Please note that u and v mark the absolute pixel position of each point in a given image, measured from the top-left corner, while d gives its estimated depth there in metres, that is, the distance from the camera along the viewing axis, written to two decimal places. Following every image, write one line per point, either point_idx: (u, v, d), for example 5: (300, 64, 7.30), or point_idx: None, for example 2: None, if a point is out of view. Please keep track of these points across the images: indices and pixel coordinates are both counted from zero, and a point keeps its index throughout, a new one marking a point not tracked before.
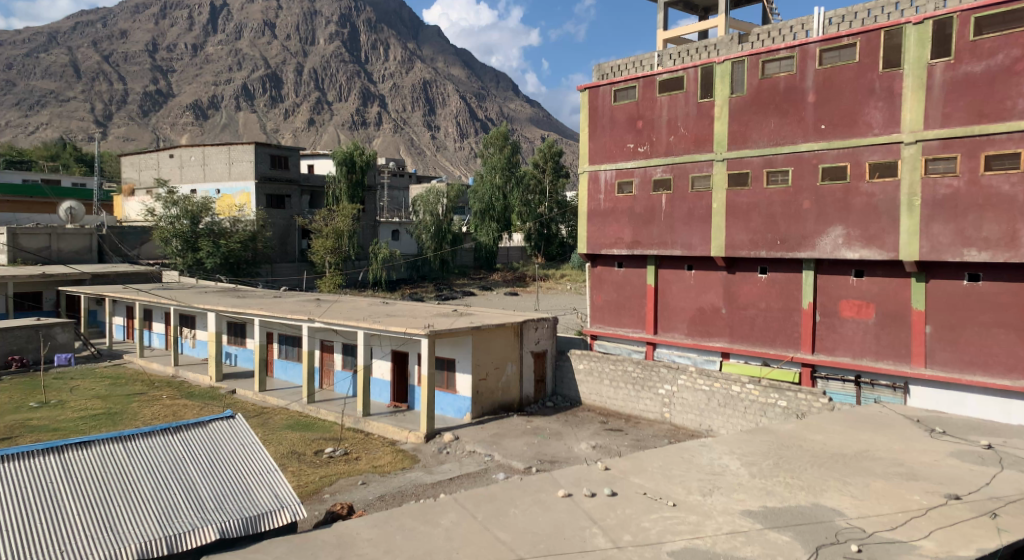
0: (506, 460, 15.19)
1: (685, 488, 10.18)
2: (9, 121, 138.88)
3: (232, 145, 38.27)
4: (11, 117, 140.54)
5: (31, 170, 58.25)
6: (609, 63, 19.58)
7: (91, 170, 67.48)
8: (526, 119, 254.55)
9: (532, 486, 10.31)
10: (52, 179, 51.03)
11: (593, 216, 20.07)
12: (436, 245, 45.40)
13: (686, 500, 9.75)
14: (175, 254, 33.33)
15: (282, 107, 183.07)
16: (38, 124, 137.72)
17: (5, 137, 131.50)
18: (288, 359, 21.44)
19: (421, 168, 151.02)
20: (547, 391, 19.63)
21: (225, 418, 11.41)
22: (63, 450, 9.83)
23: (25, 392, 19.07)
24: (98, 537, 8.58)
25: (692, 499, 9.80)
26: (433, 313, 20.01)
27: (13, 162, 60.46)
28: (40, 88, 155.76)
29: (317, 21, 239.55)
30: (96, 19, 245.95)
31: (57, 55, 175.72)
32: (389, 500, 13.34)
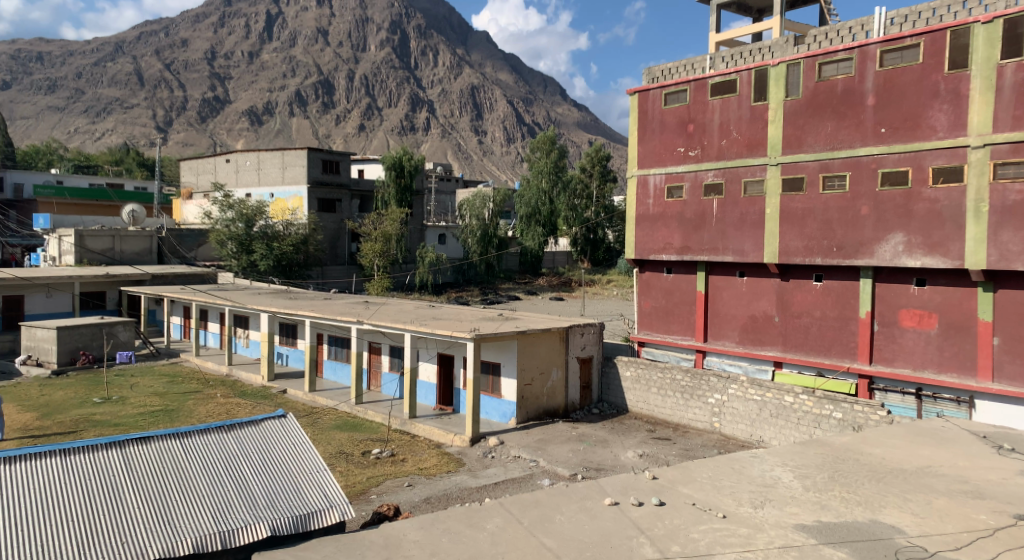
0: (551, 467, 15.11)
1: (735, 500, 9.96)
2: (78, 127, 145.69)
3: (285, 150, 39.21)
4: (80, 124, 147.36)
5: (98, 175, 60.89)
6: (660, 66, 19.40)
7: (153, 175, 70.03)
8: (572, 123, 254.19)
9: (578, 493, 10.22)
10: (117, 183, 53.20)
11: (641, 220, 19.86)
12: (482, 249, 45.64)
13: (737, 512, 9.52)
14: (230, 257, 34.32)
15: (332, 112, 186.88)
16: (104, 130, 144.14)
17: (74, 143, 137.94)
18: (337, 360, 21.80)
19: (467, 172, 152.05)
20: (593, 398, 19.46)
21: (277, 417, 11.62)
22: (124, 445, 10.16)
23: (89, 388, 19.83)
24: (156, 530, 8.86)
25: (743, 511, 9.57)
26: (479, 317, 20.07)
27: (82, 166, 63.30)
28: (106, 96, 162.90)
29: (368, 28, 244.29)
30: (159, 30, 255.94)
31: (122, 64, 183.47)
32: (435, 503, 13.41)
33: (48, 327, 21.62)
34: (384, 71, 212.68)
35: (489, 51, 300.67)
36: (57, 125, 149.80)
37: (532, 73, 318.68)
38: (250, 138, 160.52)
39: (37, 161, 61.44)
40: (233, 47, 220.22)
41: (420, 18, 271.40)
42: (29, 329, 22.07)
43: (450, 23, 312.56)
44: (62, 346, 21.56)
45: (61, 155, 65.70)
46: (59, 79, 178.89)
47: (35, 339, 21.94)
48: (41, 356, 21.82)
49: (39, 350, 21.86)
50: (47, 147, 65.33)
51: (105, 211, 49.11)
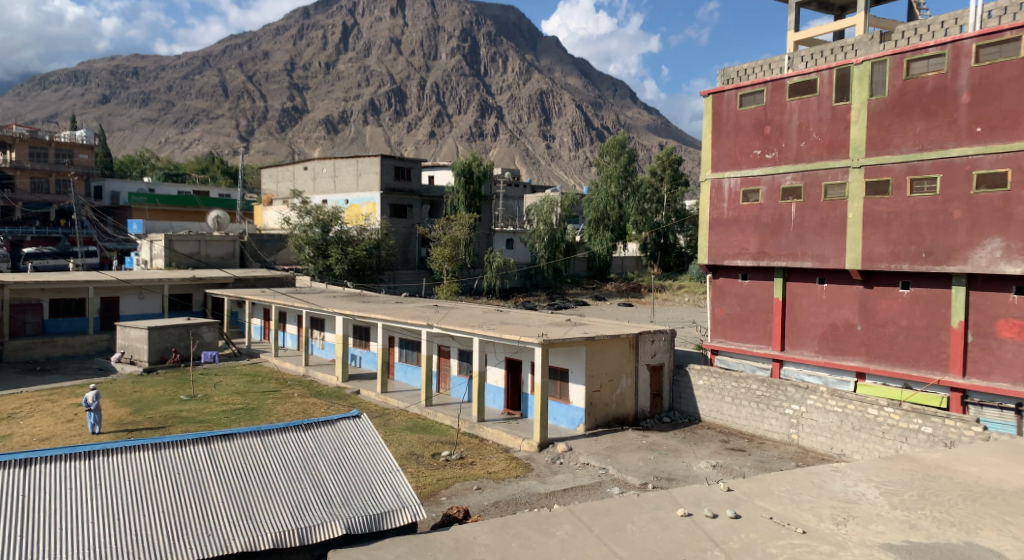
0: (621, 475, 14.92)
1: (816, 515, 9.57)
2: (169, 137, 154.53)
3: (359, 157, 40.28)
4: (170, 135, 156.23)
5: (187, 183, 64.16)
6: (735, 67, 18.94)
7: (236, 182, 73.10)
8: (642, 126, 251.45)
9: (650, 503, 10.06)
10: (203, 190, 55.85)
11: (715, 225, 19.42)
12: (550, 254, 45.57)
13: (818, 528, 9.15)
14: (308, 261, 35.51)
15: (403, 121, 191.01)
16: (192, 141, 152.58)
17: (165, 152, 146.36)
18: (407, 362, 22.21)
19: (536, 177, 152.52)
20: (663, 406, 19.09)
21: (351, 417, 11.91)
22: (210, 442, 10.59)
23: (177, 386, 20.83)
24: (239, 525, 9.22)
25: (825, 527, 9.20)
26: (547, 322, 20.00)
27: (172, 174, 66.76)
28: (194, 109, 171.88)
29: (438, 37, 248.68)
30: (242, 44, 268.26)
31: (207, 77, 193.34)
32: (504, 507, 13.42)
33: (140, 327, 22.85)
34: (453, 78, 215.90)
35: (558, 56, 300.77)
36: (149, 136, 159.05)
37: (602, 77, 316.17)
38: (326, 146, 166.24)
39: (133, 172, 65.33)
40: (310, 59, 228.42)
41: (489, 24, 273.59)
42: (124, 328, 23.42)
43: (521, 29, 313.04)
44: (153, 346, 22.73)
45: (153, 165, 69.62)
46: (152, 93, 190.01)
47: (129, 338, 23.23)
48: (134, 354, 23.08)
49: (132, 349, 23.13)
50: (142, 157, 69.38)
51: (194, 218, 51.61)
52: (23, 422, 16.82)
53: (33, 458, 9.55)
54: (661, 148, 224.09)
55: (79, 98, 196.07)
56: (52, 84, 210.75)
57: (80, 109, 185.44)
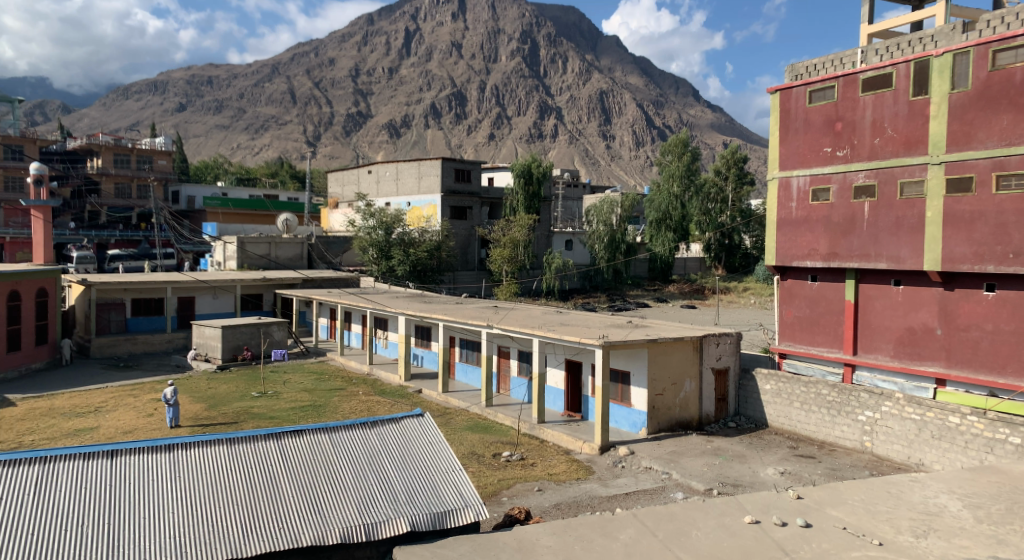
0: (685, 480, 14.64)
1: (894, 527, 9.23)
2: (240, 143, 160.85)
3: (421, 160, 40.88)
4: (241, 141, 162.57)
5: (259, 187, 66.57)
6: (804, 62, 18.35)
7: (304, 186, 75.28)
8: (704, 124, 246.67)
9: (716, 509, 9.94)
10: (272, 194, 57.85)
11: (783, 225, 18.90)
12: (610, 256, 45.21)
13: (895, 541, 8.84)
14: (372, 262, 36.31)
15: (464, 123, 192.93)
16: (261, 146, 158.37)
17: (237, 158, 152.50)
18: (468, 362, 22.42)
19: (596, 178, 151.67)
20: (729, 411, 18.66)
21: (415, 416, 12.10)
22: (281, 437, 10.88)
23: (248, 383, 21.59)
24: (308, 519, 9.47)
25: (903, 539, 8.86)
26: (608, 323, 19.80)
27: (244, 180, 69.56)
28: (263, 117, 178.43)
29: (498, 39, 250.10)
30: (309, 52, 276.76)
31: (275, 85, 200.09)
32: (565, 509, 13.36)
33: (214, 326, 23.74)
34: (512, 80, 216.71)
35: (619, 56, 297.97)
36: (223, 143, 165.75)
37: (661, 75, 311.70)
38: (388, 150, 169.71)
39: (207, 177, 68.17)
40: (372, 65, 233.53)
41: (548, 25, 273.28)
42: (199, 327, 24.37)
43: (580, 29, 311.46)
44: (226, 344, 23.61)
45: (226, 170, 72.44)
46: (224, 101, 198.12)
47: (204, 337, 24.18)
48: (208, 352, 24.00)
49: (206, 346, 24.06)
50: (215, 162, 72.19)
51: (264, 220, 53.49)
52: (107, 415, 17.74)
53: (118, 449, 9.95)
54: (724, 146, 219.33)
55: (157, 107, 206.09)
56: (134, 94, 222.13)
57: (158, 117, 194.89)
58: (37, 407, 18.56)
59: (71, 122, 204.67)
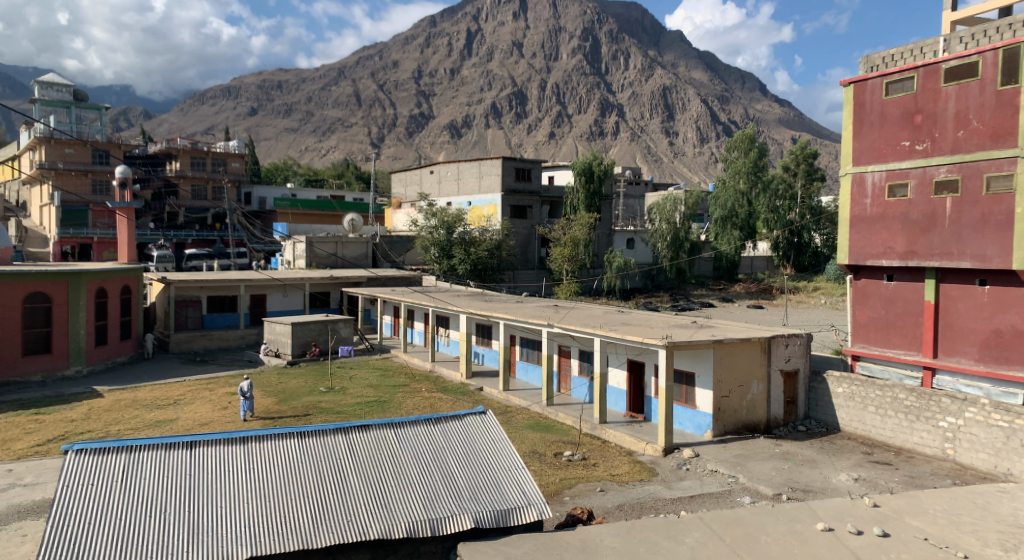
0: (752, 484, 14.28)
1: (980, 541, 10.00)
2: (307, 146, 166.06)
3: (482, 160, 41.17)
4: (308, 143, 167.65)
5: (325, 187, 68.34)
6: (880, 53, 17.66)
7: (368, 186, 76.83)
8: (772, 119, 239.46)
9: (788, 515, 10.80)
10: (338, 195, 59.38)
11: (857, 222, 18.21)
12: (673, 255, 44.55)
13: (982, 555, 9.59)
14: (433, 261, 36.81)
15: (524, 123, 193.44)
16: (328, 149, 163.11)
17: (305, 160, 157.60)
18: (528, 361, 22.45)
19: (658, 176, 149.50)
20: (798, 414, 18.08)
21: (479, 413, 12.19)
22: (349, 432, 11.13)
23: (317, 378, 22.20)
24: (375, 512, 9.66)
25: (990, 554, 9.62)
26: (672, 323, 19.47)
27: (312, 182, 71.68)
28: (328, 120, 183.46)
29: (560, 37, 249.42)
30: (373, 55, 282.70)
31: (341, 89, 205.38)
32: (628, 510, 13.22)
33: (285, 323, 24.47)
34: (573, 78, 215.66)
35: (681, 51, 292.63)
36: (291, 145, 171.19)
37: (726, 69, 303.95)
38: (449, 149, 171.67)
39: (278, 178, 70.40)
40: (434, 66, 236.71)
41: (609, 22, 270.88)
42: (270, 323, 25.16)
43: (641, 24, 306.88)
44: (296, 340, 24.33)
45: (295, 171, 74.65)
46: (293, 105, 204.81)
47: (274, 333, 24.94)
48: (279, 347, 24.74)
49: (277, 342, 24.81)
50: (285, 164, 74.49)
51: (330, 220, 55.00)
52: (186, 407, 18.55)
53: (197, 440, 10.35)
54: (793, 142, 212.35)
55: (230, 112, 214.41)
56: (209, 101, 232.35)
57: (231, 122, 202.90)
58: (122, 398, 19.56)
59: (150, 128, 215.10)
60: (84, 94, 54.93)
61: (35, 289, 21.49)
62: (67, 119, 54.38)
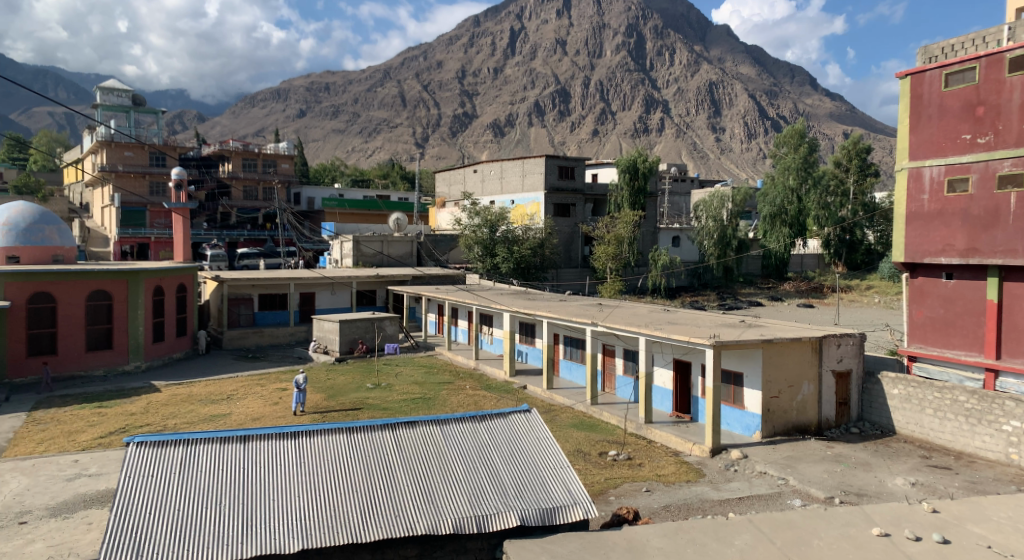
0: (803, 487, 13.96)
1: None
2: (354, 147, 169.22)
3: (525, 158, 41.21)
4: (355, 144, 170.85)
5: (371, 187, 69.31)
6: (939, 44, 17.05)
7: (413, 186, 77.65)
8: (822, 114, 233.31)
9: (841, 520, 10.59)
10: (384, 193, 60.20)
11: (914, 218, 17.62)
12: (720, 252, 43.85)
13: None
14: (477, 259, 36.98)
15: (568, 121, 192.82)
16: (374, 150, 165.73)
17: (352, 161, 160.65)
18: (572, 360, 22.40)
19: (704, 172, 147.06)
20: (851, 416, 17.61)
21: (523, 411, 12.21)
22: (396, 428, 11.27)
23: (364, 375, 22.54)
24: (422, 508, 9.78)
25: None
26: (719, 323, 19.15)
27: (359, 183, 72.82)
28: (374, 121, 186.52)
29: (604, 34, 247.82)
30: (418, 55, 285.70)
31: (386, 91, 208.40)
32: (675, 511, 13.06)
33: (333, 320, 24.92)
34: (617, 74, 213.99)
35: (728, 45, 287.35)
36: (338, 146, 174.56)
37: (776, 63, 297.17)
38: (492, 148, 172.61)
39: (326, 179, 71.71)
40: (478, 66, 237.83)
41: (654, 18, 267.91)
42: (318, 321, 25.65)
43: (687, 20, 302.40)
44: (343, 337, 24.75)
45: (342, 172, 75.94)
46: (341, 107, 208.81)
47: (323, 330, 25.41)
48: (327, 344, 25.21)
49: (325, 340, 25.28)
50: (332, 165, 75.87)
51: (375, 220, 55.90)
52: (239, 402, 19.05)
53: (250, 435, 10.59)
54: (844, 137, 206.47)
55: (279, 114, 219.55)
56: (260, 103, 238.63)
57: (281, 124, 207.94)
58: (178, 393, 20.20)
59: (203, 131, 222.08)
60: (142, 99, 56.86)
61: (97, 287, 22.30)
62: (127, 123, 56.40)
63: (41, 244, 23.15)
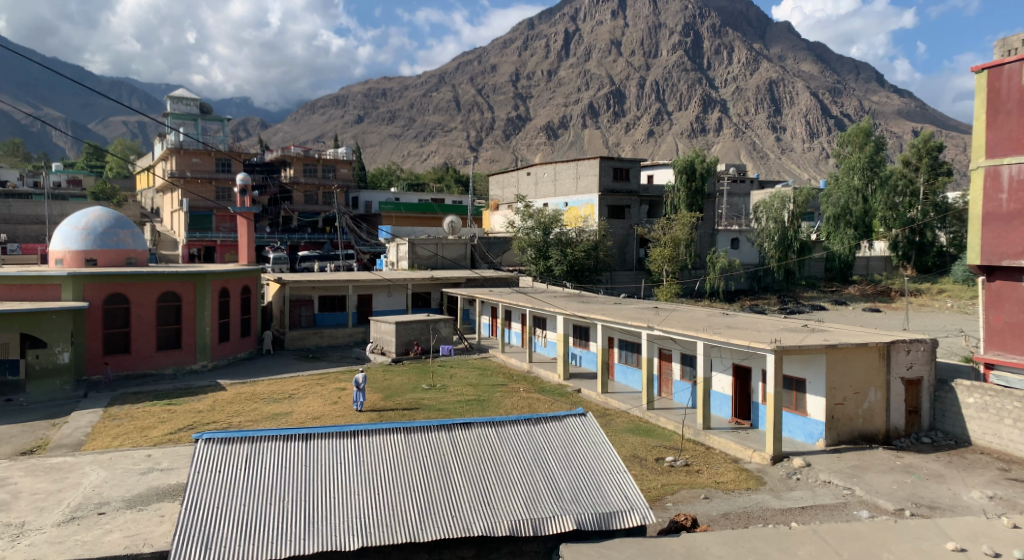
0: (870, 497, 13.46)
1: None
2: (410, 151, 172.42)
3: (579, 160, 41.07)
4: (411, 149, 174.03)
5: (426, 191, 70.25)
6: (1019, 36, 16.24)
7: (467, 189, 78.30)
8: (888, 111, 224.58)
9: (912, 533, 10.22)
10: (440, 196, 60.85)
11: (992, 219, 16.82)
12: (781, 255, 42.66)
13: None
14: (530, 262, 37.02)
15: (622, 122, 191.17)
16: (429, 153, 168.19)
17: (408, 165, 163.24)
18: (627, 364, 22.17)
19: (764, 172, 143.29)
20: (922, 425, 16.93)
21: (578, 415, 12.12)
22: (452, 429, 11.36)
23: (419, 376, 22.80)
24: (478, 509, 9.81)
25: None
26: (780, 327, 18.66)
27: (415, 187, 73.83)
28: (429, 126, 189.42)
29: (660, 33, 244.89)
30: (473, 60, 288.68)
31: (441, 96, 211.31)
32: (735, 519, 12.77)
33: (389, 322, 25.31)
34: (673, 74, 211.07)
35: (790, 42, 279.65)
36: (395, 151, 177.99)
37: (839, 60, 287.69)
38: (546, 151, 172.79)
39: (382, 183, 72.90)
40: (532, 69, 238.34)
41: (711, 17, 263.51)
42: (375, 322, 26.08)
43: (745, 17, 296.08)
44: (400, 339, 25.11)
45: (398, 176, 77.17)
46: (397, 113, 212.93)
47: (380, 332, 25.81)
48: (384, 346, 25.63)
49: (382, 341, 25.69)
50: (389, 169, 77.22)
51: (430, 223, 56.57)
52: (299, 401, 19.54)
53: (312, 433, 10.83)
54: (912, 135, 198.25)
55: (336, 121, 224.72)
56: (320, 109, 245.19)
57: (340, 130, 213.40)
58: (242, 392, 20.83)
59: (266, 137, 229.66)
60: (209, 107, 59.00)
61: (167, 289, 23.20)
62: (194, 131, 58.65)
63: (116, 247, 24.32)
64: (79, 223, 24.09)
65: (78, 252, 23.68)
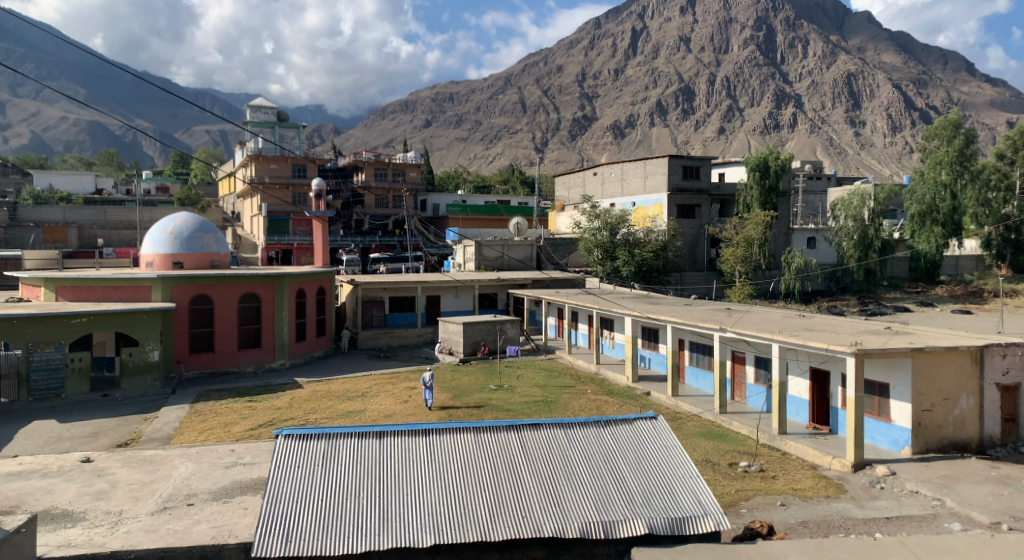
0: (963, 509, 12.75)
1: None
2: (476, 155, 174.54)
3: (647, 160, 40.59)
4: (477, 152, 176.05)
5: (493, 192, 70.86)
6: None
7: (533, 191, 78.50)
8: (978, 102, 211.97)
9: (1012, 548, 9.66)
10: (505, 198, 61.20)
11: None
12: (861, 254, 41.02)
13: None
14: (597, 263, 36.80)
15: (691, 119, 187.72)
16: (495, 156, 169.76)
17: (474, 168, 164.96)
18: (699, 367, 21.75)
19: (843, 169, 137.90)
20: (1020, 434, 15.95)
21: (649, 418, 11.96)
22: (522, 429, 11.41)
23: (487, 376, 22.99)
24: (549, 510, 9.81)
25: None
26: (861, 330, 17.93)
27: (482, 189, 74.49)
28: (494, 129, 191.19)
29: (731, 28, 239.20)
30: (538, 61, 289.38)
31: (507, 100, 212.86)
32: (814, 528, 12.32)
33: (457, 322, 25.61)
34: (745, 69, 205.70)
35: (868, 32, 268.13)
36: (462, 155, 180.49)
37: (923, 49, 273.91)
38: (612, 152, 171.61)
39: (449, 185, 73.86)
40: (598, 69, 236.99)
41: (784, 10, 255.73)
42: (444, 323, 26.41)
43: (820, 8, 285.68)
44: (467, 339, 25.38)
45: (465, 178, 77.99)
46: (464, 117, 215.95)
47: (448, 332, 26.12)
48: (451, 346, 25.92)
49: (450, 341, 26.01)
50: (455, 172, 78.20)
51: (495, 225, 57.00)
52: (371, 399, 20.00)
53: (386, 431, 11.06)
54: (1006, 127, 186.45)
55: (405, 126, 229.49)
56: (388, 114, 250.81)
57: (409, 135, 217.73)
58: (317, 390, 21.48)
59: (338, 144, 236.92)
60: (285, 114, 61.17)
61: (247, 290, 24.15)
62: (270, 138, 60.93)
63: (201, 250, 25.48)
64: (168, 228, 25.46)
65: (167, 255, 24.98)
